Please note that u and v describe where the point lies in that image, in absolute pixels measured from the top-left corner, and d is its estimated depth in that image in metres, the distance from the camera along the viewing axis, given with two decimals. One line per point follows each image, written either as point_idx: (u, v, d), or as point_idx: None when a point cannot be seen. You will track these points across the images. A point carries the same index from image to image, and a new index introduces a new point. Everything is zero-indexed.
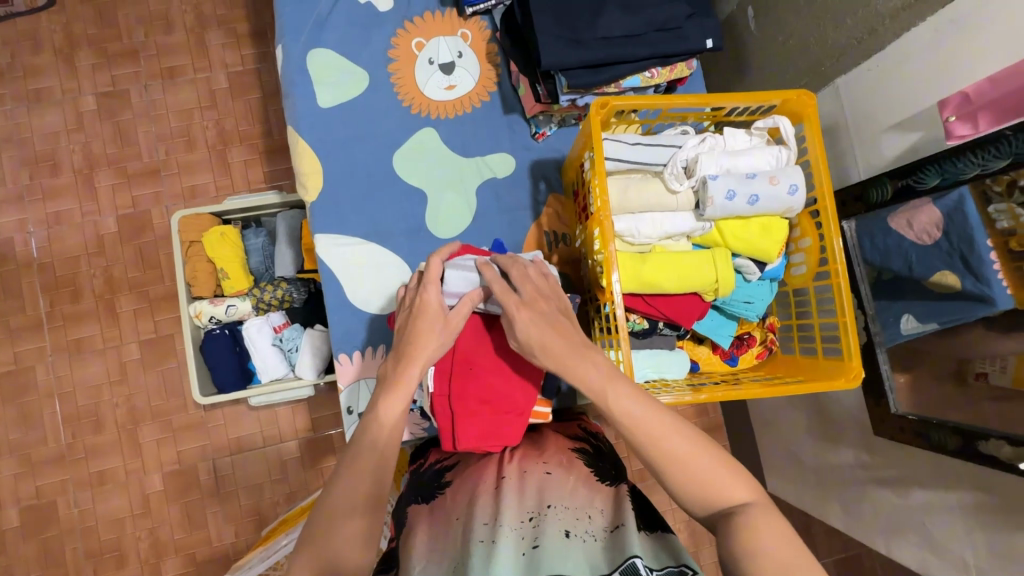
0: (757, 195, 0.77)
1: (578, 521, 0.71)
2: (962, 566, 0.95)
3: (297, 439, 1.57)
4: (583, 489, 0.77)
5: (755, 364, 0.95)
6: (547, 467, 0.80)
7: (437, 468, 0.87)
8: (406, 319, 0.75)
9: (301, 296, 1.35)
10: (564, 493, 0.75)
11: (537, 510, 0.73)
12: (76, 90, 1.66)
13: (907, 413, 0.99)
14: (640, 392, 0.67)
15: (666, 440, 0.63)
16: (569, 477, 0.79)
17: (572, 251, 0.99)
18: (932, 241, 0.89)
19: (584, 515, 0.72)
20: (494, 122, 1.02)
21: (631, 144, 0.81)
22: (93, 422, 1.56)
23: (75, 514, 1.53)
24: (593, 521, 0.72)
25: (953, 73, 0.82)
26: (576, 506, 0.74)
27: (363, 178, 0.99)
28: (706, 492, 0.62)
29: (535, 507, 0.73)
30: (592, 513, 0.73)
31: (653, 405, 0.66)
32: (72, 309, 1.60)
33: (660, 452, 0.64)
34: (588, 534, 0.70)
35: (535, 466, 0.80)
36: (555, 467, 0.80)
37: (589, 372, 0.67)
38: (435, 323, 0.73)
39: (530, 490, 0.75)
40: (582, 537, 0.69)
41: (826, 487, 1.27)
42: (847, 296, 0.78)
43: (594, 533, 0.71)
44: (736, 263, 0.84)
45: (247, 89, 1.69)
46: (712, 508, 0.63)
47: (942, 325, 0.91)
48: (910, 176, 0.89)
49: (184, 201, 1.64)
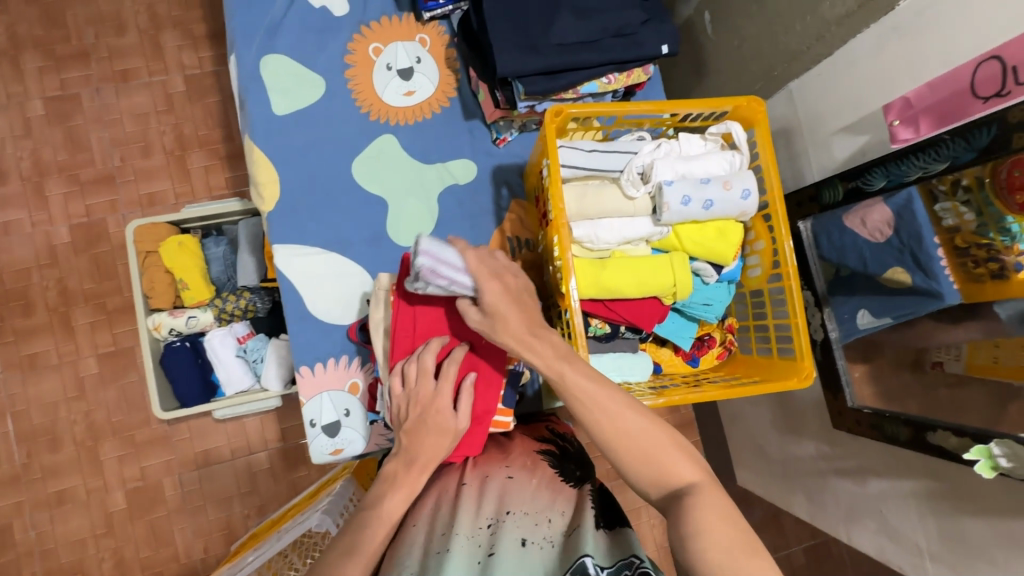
0: (712, 199, 0.79)
1: (537, 527, 0.72)
2: (916, 550, 1.00)
3: (267, 450, 1.54)
4: (545, 492, 0.78)
5: (716, 365, 0.96)
6: (510, 470, 0.80)
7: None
8: (414, 420, 0.76)
9: (266, 305, 1.31)
10: (524, 497, 0.76)
11: (495, 517, 0.73)
12: (23, 94, 1.59)
13: (862, 406, 1.02)
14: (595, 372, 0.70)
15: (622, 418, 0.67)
16: (532, 479, 0.79)
17: (535, 256, 0.99)
18: (884, 239, 0.92)
19: (543, 519, 0.73)
20: (454, 128, 1.01)
21: (586, 150, 0.82)
22: (49, 440, 1.50)
23: (32, 536, 1.47)
24: (552, 525, 0.73)
25: (896, 78, 0.85)
26: (536, 510, 0.74)
27: (322, 186, 0.97)
28: (656, 470, 0.66)
29: (493, 514, 0.73)
30: (551, 516, 0.74)
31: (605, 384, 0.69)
32: (24, 323, 1.53)
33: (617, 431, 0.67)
34: (545, 541, 0.70)
35: (497, 470, 0.80)
36: (517, 471, 0.80)
37: (546, 353, 0.70)
38: (443, 434, 0.76)
39: (491, 497, 0.76)
40: (539, 544, 0.70)
41: (791, 478, 1.31)
42: (799, 297, 0.80)
43: (551, 538, 0.71)
44: (694, 266, 0.86)
45: (206, 92, 1.64)
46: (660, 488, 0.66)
47: (896, 320, 0.93)
48: (859, 179, 0.92)
49: (142, 209, 1.59)
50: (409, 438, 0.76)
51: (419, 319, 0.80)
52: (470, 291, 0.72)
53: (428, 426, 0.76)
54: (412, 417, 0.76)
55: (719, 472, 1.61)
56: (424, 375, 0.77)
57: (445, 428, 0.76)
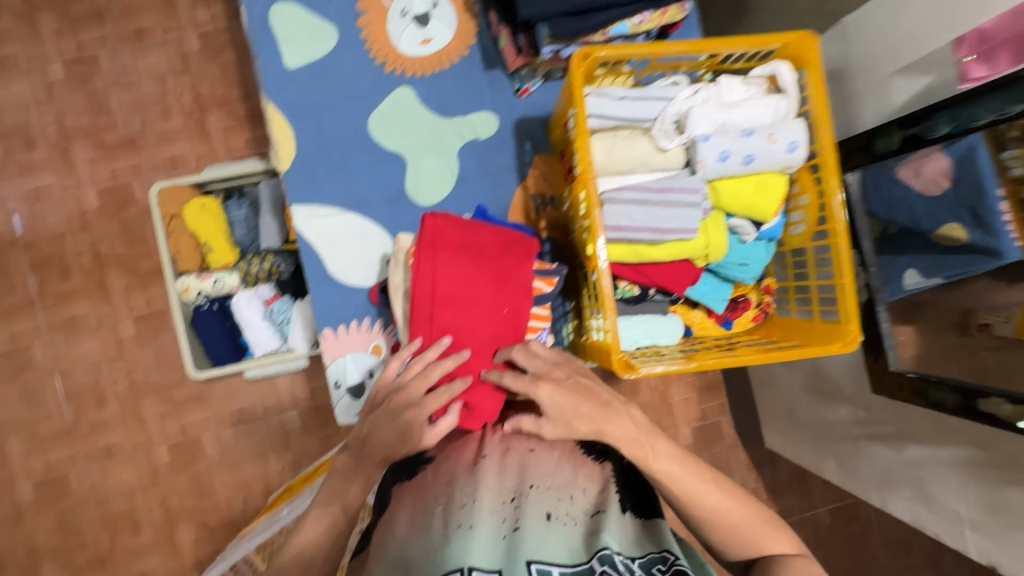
0: (753, 154, 0.73)
1: (560, 503, 0.70)
2: (955, 518, 0.97)
3: (298, 409, 1.59)
4: (568, 465, 0.75)
5: (751, 328, 0.91)
6: (531, 443, 0.77)
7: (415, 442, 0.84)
8: (386, 417, 0.75)
9: (289, 268, 1.32)
10: (548, 470, 0.73)
11: (518, 490, 0.70)
12: (43, 58, 1.58)
13: (905, 370, 0.96)
14: (678, 453, 0.78)
15: (698, 505, 0.76)
16: (554, 452, 0.76)
17: (560, 215, 0.96)
18: (940, 192, 0.84)
19: (566, 495, 0.71)
20: (474, 78, 0.96)
21: (617, 98, 0.76)
22: (95, 397, 1.57)
23: (87, 485, 1.57)
24: (575, 502, 0.71)
25: (970, 8, 0.75)
26: (559, 485, 0.72)
27: (339, 143, 0.94)
28: (750, 543, 0.75)
29: (516, 487, 0.71)
30: (574, 493, 0.72)
31: (688, 465, 0.77)
32: (63, 287, 1.58)
33: (708, 513, 0.76)
34: (569, 517, 0.69)
35: (517, 443, 0.76)
36: (539, 444, 0.77)
37: (631, 432, 0.76)
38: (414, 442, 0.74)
39: (512, 469, 0.72)
40: (564, 520, 0.69)
41: (823, 442, 1.26)
42: (847, 256, 0.73)
43: (574, 516, 0.70)
44: (731, 223, 0.80)
45: (221, 50, 1.60)
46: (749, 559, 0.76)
47: (947, 279, 0.87)
48: (919, 125, 0.83)
49: (165, 172, 1.59)
50: (380, 433, 0.75)
51: (439, 283, 0.77)
52: (638, 230, 0.73)
53: (394, 427, 0.74)
54: (382, 415, 0.76)
55: (747, 434, 1.59)
56: (421, 376, 0.76)
57: (406, 435, 0.74)
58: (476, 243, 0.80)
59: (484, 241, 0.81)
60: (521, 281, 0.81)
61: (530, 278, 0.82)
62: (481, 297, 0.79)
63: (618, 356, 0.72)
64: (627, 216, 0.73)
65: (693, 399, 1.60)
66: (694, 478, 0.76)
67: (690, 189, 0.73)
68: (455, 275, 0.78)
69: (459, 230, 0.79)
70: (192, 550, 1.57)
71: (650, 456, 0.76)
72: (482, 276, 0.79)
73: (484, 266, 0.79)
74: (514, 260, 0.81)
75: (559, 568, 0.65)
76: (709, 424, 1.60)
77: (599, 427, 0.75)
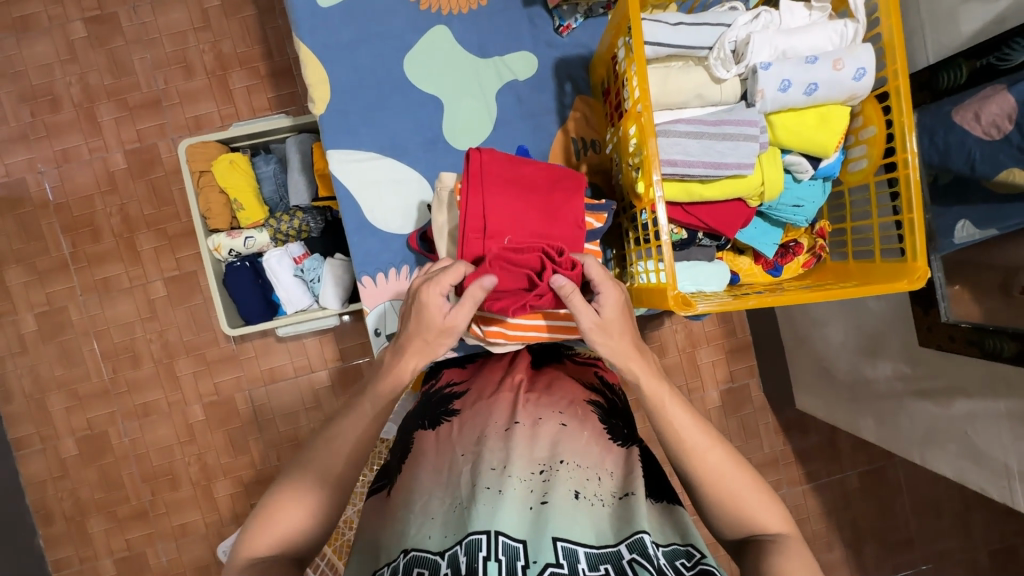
0: (817, 82, 0.69)
1: (588, 483, 0.69)
2: (1005, 472, 0.95)
3: (327, 369, 1.60)
4: (596, 447, 0.74)
5: (801, 275, 0.91)
6: (563, 417, 0.76)
7: (445, 393, 0.86)
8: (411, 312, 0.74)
9: (318, 226, 1.31)
10: (578, 448, 0.72)
11: (547, 463, 0.70)
12: (63, 17, 1.56)
13: (959, 321, 0.92)
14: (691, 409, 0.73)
15: (704, 459, 0.69)
16: (584, 431, 0.75)
17: (602, 158, 0.93)
18: (1001, 135, 0.77)
19: (594, 476, 0.70)
20: (513, 17, 0.93)
21: (672, 25, 0.72)
22: (130, 356, 1.60)
23: (127, 442, 1.61)
24: (603, 484, 0.70)
25: None
26: (588, 465, 0.71)
27: (375, 85, 0.91)
28: (747, 519, 0.67)
29: (546, 460, 0.71)
30: (602, 475, 0.71)
31: (698, 419, 0.71)
32: (95, 248, 1.59)
33: (702, 474, 0.69)
34: (596, 498, 0.68)
35: (549, 414, 0.76)
36: (570, 418, 0.76)
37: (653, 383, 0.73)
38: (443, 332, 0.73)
39: (544, 440, 0.73)
40: (591, 500, 0.67)
41: (860, 400, 1.22)
42: (916, 188, 0.70)
43: (602, 497, 0.69)
44: (786, 160, 0.76)
45: (240, 6, 1.56)
46: (741, 533, 0.68)
47: (1003, 231, 0.83)
48: (992, 54, 0.79)
49: (189, 132, 1.58)
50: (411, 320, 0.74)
51: (489, 220, 0.76)
52: (691, 167, 0.71)
53: (419, 317, 0.72)
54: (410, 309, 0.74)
55: (778, 397, 1.56)
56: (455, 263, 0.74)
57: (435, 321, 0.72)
58: (524, 177, 0.79)
59: (530, 177, 0.80)
60: (572, 217, 0.80)
61: (582, 213, 0.80)
62: (532, 220, 0.78)
63: (674, 293, 0.70)
64: (678, 150, 0.70)
65: (722, 360, 1.58)
66: (699, 432, 0.70)
67: (749, 120, 0.71)
68: (506, 194, 0.77)
69: (507, 167, 0.79)
70: (228, 505, 1.61)
71: (665, 402, 0.72)
72: (531, 213, 0.78)
73: (532, 201, 0.78)
74: (563, 196, 0.80)
75: (584, 547, 0.62)
76: (737, 386, 1.59)
77: (627, 359, 0.74)
